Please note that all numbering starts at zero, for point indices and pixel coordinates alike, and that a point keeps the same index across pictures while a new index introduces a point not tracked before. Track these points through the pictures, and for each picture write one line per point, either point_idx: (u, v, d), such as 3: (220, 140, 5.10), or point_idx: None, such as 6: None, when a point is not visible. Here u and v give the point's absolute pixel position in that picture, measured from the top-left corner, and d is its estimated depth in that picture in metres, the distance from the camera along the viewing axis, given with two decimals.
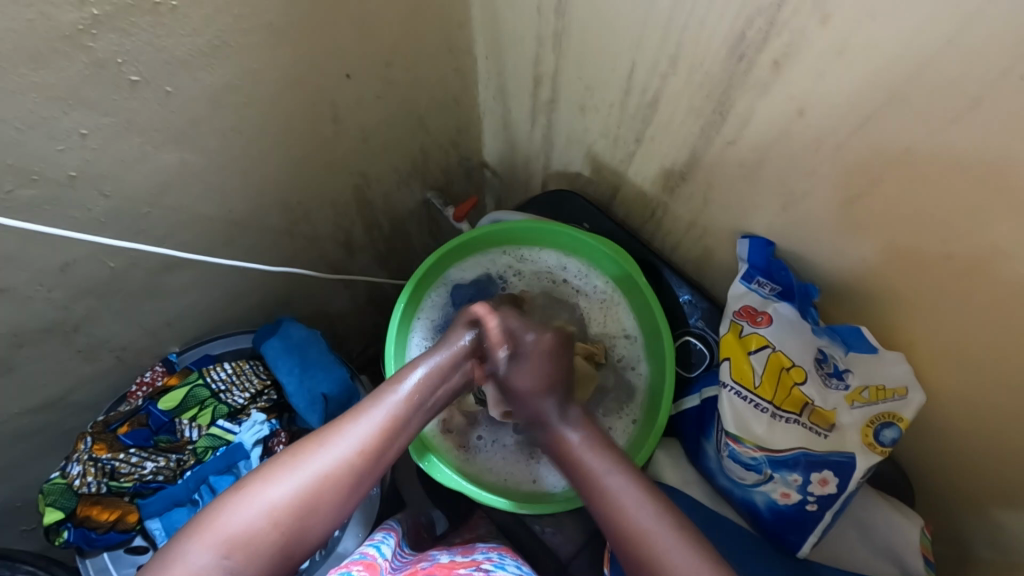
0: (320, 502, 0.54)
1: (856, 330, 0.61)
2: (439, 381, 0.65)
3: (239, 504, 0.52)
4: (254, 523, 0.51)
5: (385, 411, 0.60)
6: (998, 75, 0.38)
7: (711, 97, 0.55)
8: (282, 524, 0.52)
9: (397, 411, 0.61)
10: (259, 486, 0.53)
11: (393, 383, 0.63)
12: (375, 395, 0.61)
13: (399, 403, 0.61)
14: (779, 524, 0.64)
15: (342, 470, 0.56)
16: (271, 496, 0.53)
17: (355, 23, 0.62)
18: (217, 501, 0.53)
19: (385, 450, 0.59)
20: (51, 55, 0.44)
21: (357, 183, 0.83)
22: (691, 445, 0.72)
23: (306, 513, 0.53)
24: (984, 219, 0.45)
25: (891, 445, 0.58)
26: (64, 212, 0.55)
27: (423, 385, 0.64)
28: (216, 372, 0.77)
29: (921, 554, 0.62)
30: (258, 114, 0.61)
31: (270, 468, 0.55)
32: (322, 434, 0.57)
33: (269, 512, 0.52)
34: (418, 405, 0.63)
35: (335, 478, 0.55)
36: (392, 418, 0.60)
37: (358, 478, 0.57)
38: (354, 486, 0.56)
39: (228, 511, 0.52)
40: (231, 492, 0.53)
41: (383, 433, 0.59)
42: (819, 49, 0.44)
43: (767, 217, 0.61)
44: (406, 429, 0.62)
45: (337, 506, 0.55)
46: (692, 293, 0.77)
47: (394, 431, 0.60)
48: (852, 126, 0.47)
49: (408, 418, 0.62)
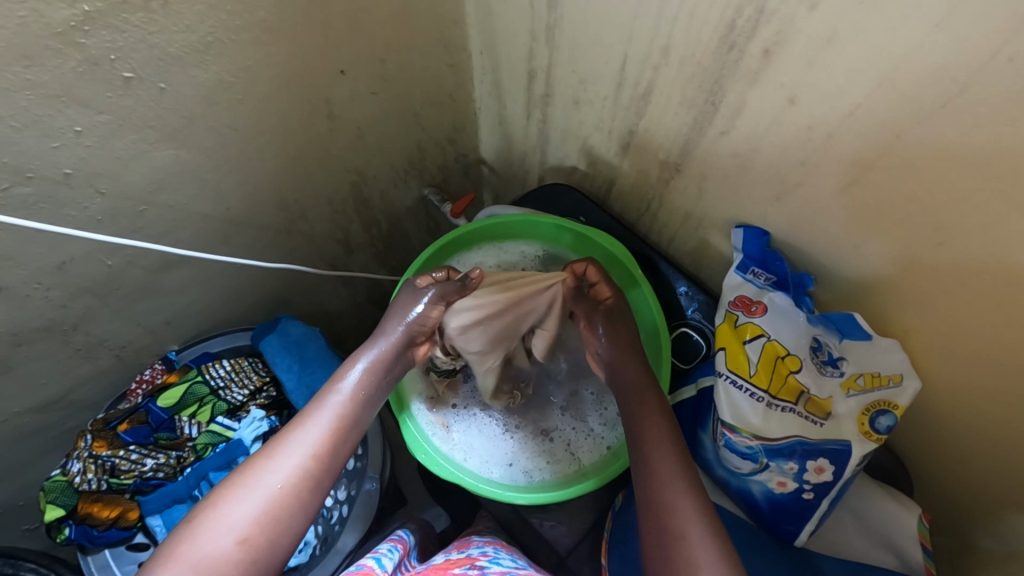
0: (286, 510, 0.55)
1: (849, 317, 0.62)
2: (378, 378, 0.68)
3: (201, 532, 0.52)
4: (222, 546, 0.51)
5: (330, 413, 0.62)
6: (987, 60, 0.38)
7: (703, 88, 0.56)
8: (251, 539, 0.53)
9: (342, 411, 0.63)
10: (215, 510, 0.54)
11: (333, 387, 0.65)
12: (316, 402, 0.63)
13: (342, 403, 0.63)
14: (775, 513, 0.64)
15: (299, 475, 0.57)
16: (233, 516, 0.53)
17: (348, 19, 0.62)
18: (176, 533, 0.53)
19: (337, 450, 0.60)
20: (41, 53, 0.45)
21: (355, 180, 0.83)
22: (688, 436, 0.72)
23: (273, 524, 0.54)
24: (973, 205, 0.45)
25: (887, 432, 0.59)
26: (60, 211, 0.55)
27: (363, 382, 0.66)
28: (215, 369, 0.78)
29: (920, 544, 0.62)
30: (254, 112, 0.62)
31: (223, 490, 0.55)
32: (269, 450, 0.58)
33: (235, 531, 0.52)
34: (362, 400, 0.65)
35: (294, 485, 0.56)
36: (340, 418, 0.62)
37: (318, 480, 0.58)
38: (314, 488, 0.58)
39: (193, 537, 0.52)
40: (188, 525, 0.53)
41: (332, 434, 0.61)
42: (808, 37, 0.44)
43: (762, 207, 0.61)
44: (354, 428, 0.63)
45: (302, 509, 0.56)
46: (689, 285, 0.77)
47: (344, 430, 0.62)
48: (845, 114, 0.47)
49: (355, 415, 0.64)
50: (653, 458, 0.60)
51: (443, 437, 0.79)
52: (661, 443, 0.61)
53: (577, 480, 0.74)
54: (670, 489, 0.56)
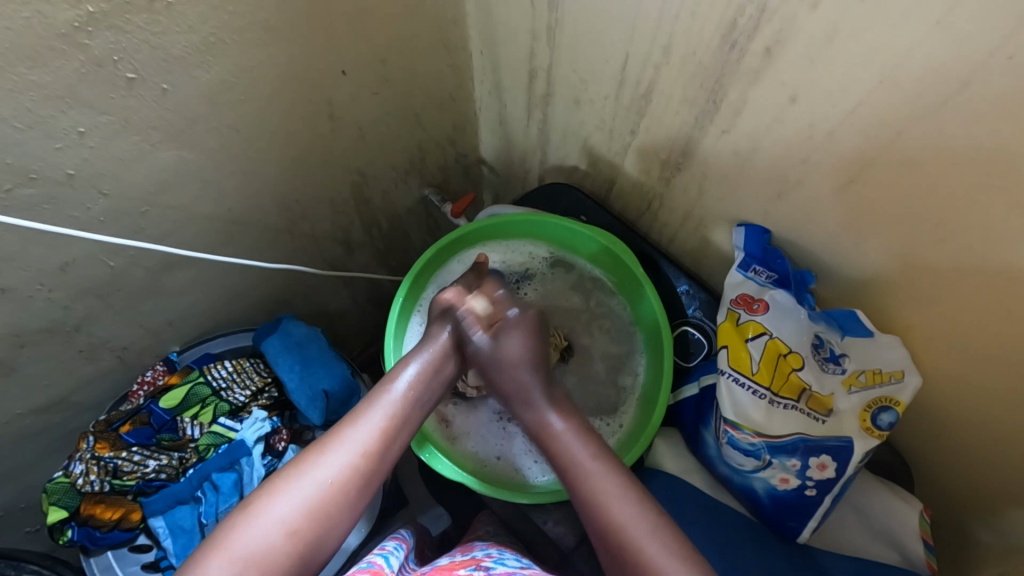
0: (334, 507, 0.55)
1: (850, 313, 0.62)
2: (432, 376, 0.67)
3: (252, 522, 0.52)
4: (270, 538, 0.52)
5: (383, 411, 0.61)
6: (986, 57, 0.38)
7: (704, 87, 0.56)
8: (298, 534, 0.53)
9: (394, 410, 0.62)
10: (265, 501, 0.54)
11: (387, 383, 0.64)
12: (369, 398, 0.62)
13: (395, 402, 0.62)
14: (778, 510, 0.64)
15: (350, 472, 0.56)
16: (282, 510, 0.53)
17: (350, 19, 0.62)
18: (228, 519, 0.54)
19: (387, 450, 0.60)
20: (46, 53, 0.45)
21: (356, 181, 0.83)
22: (690, 434, 0.72)
23: (321, 520, 0.54)
24: (973, 201, 0.45)
25: (889, 428, 0.59)
26: (64, 212, 0.55)
27: (417, 382, 0.65)
28: (216, 371, 0.78)
29: (921, 538, 0.62)
30: (256, 112, 0.62)
31: (274, 482, 0.55)
32: (322, 443, 0.58)
33: (283, 525, 0.53)
34: (414, 400, 0.64)
35: (344, 482, 0.56)
36: (392, 416, 0.61)
37: (367, 478, 0.58)
38: (363, 487, 0.57)
39: (244, 527, 0.52)
40: (238, 513, 0.54)
41: (384, 433, 0.60)
42: (808, 36, 0.45)
43: (763, 205, 0.62)
44: (406, 426, 0.62)
45: (350, 508, 0.56)
46: (689, 284, 0.78)
47: (395, 429, 0.61)
48: (846, 111, 0.47)
49: (407, 415, 0.63)
50: (592, 491, 0.59)
51: (445, 436, 0.79)
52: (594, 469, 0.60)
53: None
54: (614, 502, 0.57)
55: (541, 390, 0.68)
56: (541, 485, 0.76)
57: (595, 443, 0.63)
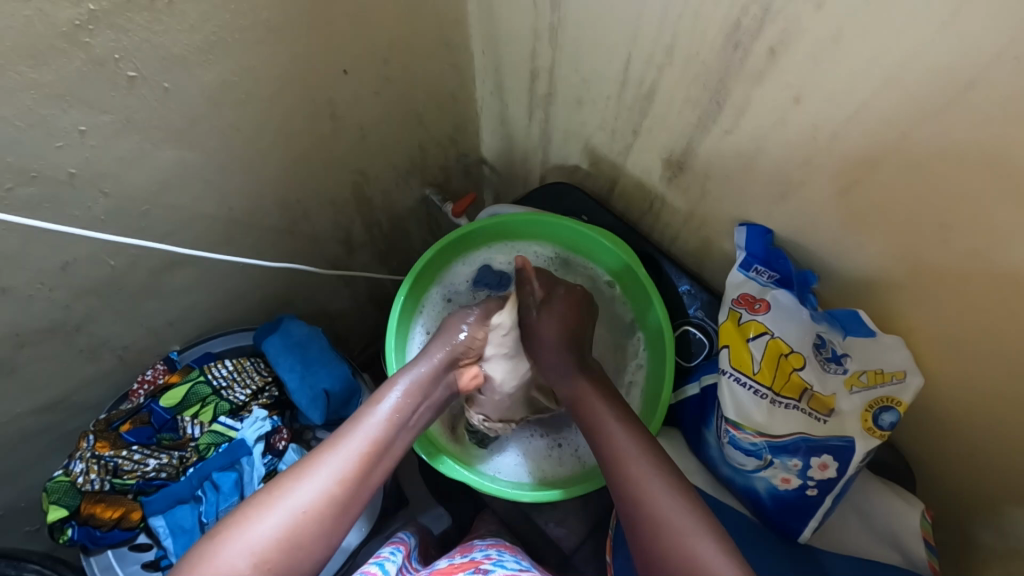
0: (308, 533, 0.54)
1: (853, 314, 0.62)
2: (418, 399, 0.67)
3: (221, 549, 0.51)
4: (240, 564, 0.51)
5: (366, 434, 0.61)
6: (991, 57, 0.38)
7: (707, 87, 0.56)
8: (269, 561, 0.52)
9: (378, 434, 0.62)
10: (242, 525, 0.53)
11: (373, 406, 0.64)
12: (353, 422, 0.63)
13: (378, 426, 0.63)
14: (780, 510, 0.65)
15: (328, 497, 0.56)
16: (256, 535, 0.52)
17: (352, 19, 0.62)
18: (201, 544, 0.53)
19: (367, 474, 0.60)
20: (48, 52, 0.45)
21: (357, 181, 0.83)
22: (691, 435, 0.73)
23: (293, 548, 0.53)
24: (976, 202, 0.45)
25: (891, 429, 0.59)
26: (64, 211, 0.55)
27: (402, 405, 0.65)
28: (217, 369, 0.78)
29: (923, 539, 0.62)
30: (257, 110, 0.62)
31: (252, 505, 0.55)
32: (302, 466, 0.58)
33: (255, 551, 0.52)
34: (398, 423, 0.64)
35: (319, 508, 0.55)
36: (374, 441, 0.61)
37: (342, 505, 0.57)
38: (338, 516, 0.57)
39: (217, 551, 0.51)
40: (211, 538, 0.53)
41: (364, 458, 0.60)
42: (813, 37, 0.45)
43: (765, 205, 0.62)
44: (389, 451, 0.63)
45: (323, 535, 0.55)
46: (691, 284, 0.78)
47: (377, 454, 0.61)
48: (849, 112, 0.48)
49: (389, 439, 0.63)
50: (621, 454, 0.60)
51: (449, 439, 0.80)
52: (620, 440, 0.61)
53: (577, 479, 0.75)
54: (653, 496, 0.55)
55: (569, 372, 0.70)
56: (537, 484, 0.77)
57: (621, 410, 0.65)
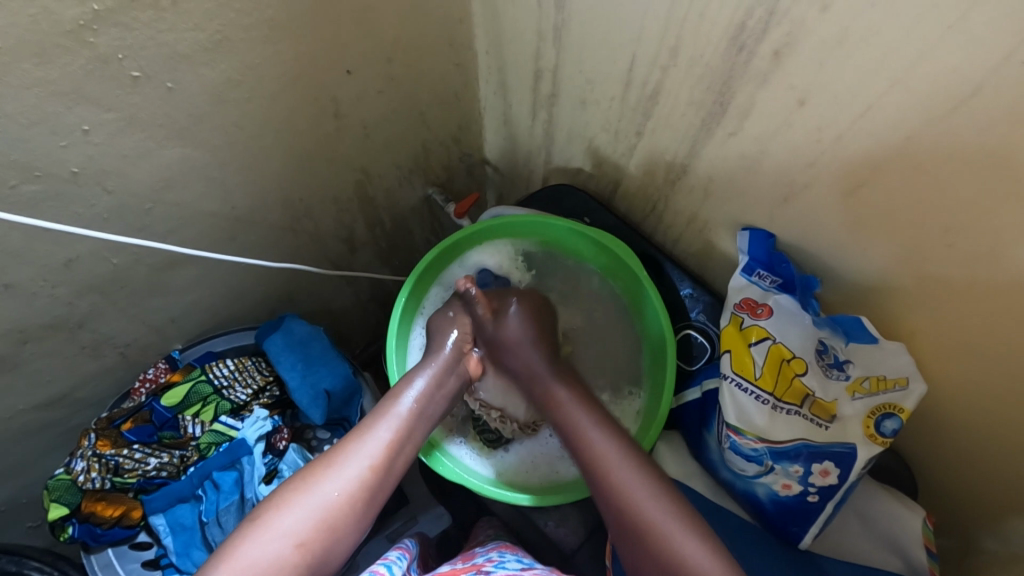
0: (341, 520, 0.55)
1: (856, 320, 0.61)
2: (437, 389, 0.68)
3: (260, 534, 0.53)
4: (280, 550, 0.52)
5: (391, 423, 0.62)
6: (1000, 62, 0.38)
7: (711, 89, 0.56)
8: (307, 547, 0.53)
9: (402, 424, 0.63)
10: (276, 513, 0.54)
11: (395, 397, 0.65)
12: (378, 412, 0.63)
13: (402, 416, 0.64)
14: (781, 515, 0.64)
15: (359, 484, 0.57)
16: (288, 522, 0.54)
17: (355, 18, 0.62)
18: (238, 530, 0.54)
19: (395, 462, 0.61)
20: (52, 50, 0.45)
21: (359, 180, 0.83)
22: (693, 437, 0.72)
23: (328, 534, 0.54)
24: (982, 207, 0.45)
25: (893, 436, 0.58)
26: (68, 208, 0.55)
27: (422, 394, 0.66)
28: (218, 368, 0.78)
29: (925, 547, 0.61)
30: (261, 108, 0.62)
31: (283, 494, 0.56)
32: (332, 455, 0.59)
33: (291, 536, 0.53)
34: (420, 413, 0.65)
35: (350, 495, 0.56)
36: (398, 430, 0.62)
37: (372, 492, 0.58)
38: (369, 503, 0.58)
39: (252, 538, 0.52)
40: (249, 524, 0.54)
41: (390, 447, 0.61)
42: (819, 39, 0.45)
43: (769, 209, 0.61)
44: (413, 439, 0.64)
45: (355, 521, 0.56)
46: (693, 287, 0.78)
47: (401, 442, 0.62)
48: (855, 115, 0.47)
49: (412, 428, 0.64)
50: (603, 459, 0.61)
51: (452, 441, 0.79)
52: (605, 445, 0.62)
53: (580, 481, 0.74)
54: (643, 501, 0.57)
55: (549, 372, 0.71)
56: (543, 484, 0.76)
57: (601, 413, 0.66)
